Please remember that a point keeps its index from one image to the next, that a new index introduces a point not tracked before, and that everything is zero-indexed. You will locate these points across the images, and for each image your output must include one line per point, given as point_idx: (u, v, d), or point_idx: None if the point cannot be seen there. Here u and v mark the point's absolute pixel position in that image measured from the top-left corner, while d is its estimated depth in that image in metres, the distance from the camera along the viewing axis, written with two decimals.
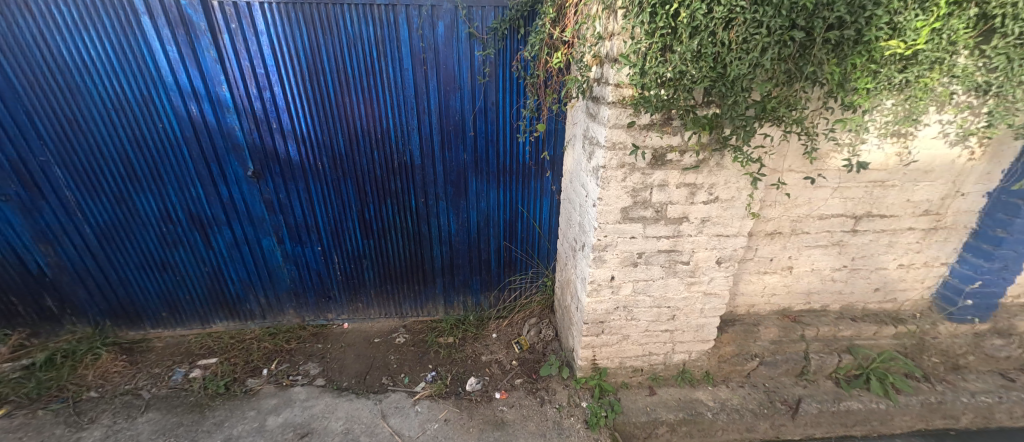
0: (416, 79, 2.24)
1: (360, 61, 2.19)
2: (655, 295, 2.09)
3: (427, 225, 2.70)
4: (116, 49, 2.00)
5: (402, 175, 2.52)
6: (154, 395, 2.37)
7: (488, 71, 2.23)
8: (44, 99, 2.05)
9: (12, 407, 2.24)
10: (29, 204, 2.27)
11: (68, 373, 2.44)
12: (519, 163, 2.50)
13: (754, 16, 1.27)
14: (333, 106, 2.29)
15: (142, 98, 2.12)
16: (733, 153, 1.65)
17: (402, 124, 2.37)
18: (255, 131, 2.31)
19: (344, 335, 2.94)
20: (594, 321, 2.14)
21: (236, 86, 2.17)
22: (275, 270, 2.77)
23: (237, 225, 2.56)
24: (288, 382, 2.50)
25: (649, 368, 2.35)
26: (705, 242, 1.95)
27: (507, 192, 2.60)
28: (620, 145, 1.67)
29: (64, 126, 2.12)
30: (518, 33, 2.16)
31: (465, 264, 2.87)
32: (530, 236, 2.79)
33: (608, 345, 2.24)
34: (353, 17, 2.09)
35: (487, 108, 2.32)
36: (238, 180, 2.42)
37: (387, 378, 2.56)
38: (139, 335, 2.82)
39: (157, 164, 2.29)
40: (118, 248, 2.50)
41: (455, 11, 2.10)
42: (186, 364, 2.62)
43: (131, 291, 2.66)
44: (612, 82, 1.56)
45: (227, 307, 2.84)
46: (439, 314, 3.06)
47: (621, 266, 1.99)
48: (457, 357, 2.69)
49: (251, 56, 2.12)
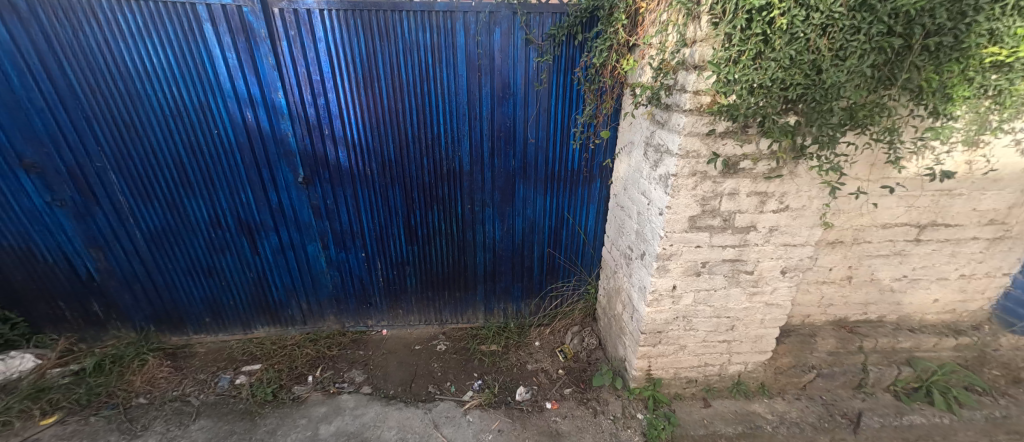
0: (470, 86, 2.24)
1: (415, 68, 2.18)
2: (716, 305, 2.05)
3: (472, 232, 2.68)
4: (178, 56, 2.00)
5: (450, 181, 2.51)
6: (203, 402, 2.36)
7: (542, 78, 2.21)
8: (104, 106, 2.05)
9: (65, 413, 2.23)
10: (84, 209, 2.28)
11: (117, 379, 2.44)
12: (569, 170, 2.48)
13: (854, 22, 1.23)
14: (386, 112, 2.29)
15: (199, 104, 2.12)
16: (813, 162, 1.61)
17: (453, 130, 2.36)
18: (308, 137, 2.31)
19: (384, 342, 2.92)
20: (652, 331, 2.10)
21: (292, 93, 2.18)
22: (318, 276, 2.76)
23: (284, 231, 2.56)
24: (334, 390, 2.48)
25: (704, 379, 2.31)
26: (771, 251, 1.91)
27: (554, 198, 2.58)
28: (694, 153, 1.64)
29: (122, 132, 2.13)
30: (575, 39, 2.14)
31: (508, 271, 2.84)
32: (575, 244, 2.76)
33: (664, 356, 2.19)
34: (411, 23, 2.08)
35: (539, 114, 2.31)
36: (288, 186, 2.42)
37: (433, 386, 2.53)
38: (181, 340, 2.82)
39: (210, 170, 2.29)
40: (167, 254, 2.50)
41: (513, 17, 2.08)
42: (231, 371, 2.61)
43: (177, 296, 2.66)
44: (690, 89, 1.51)
45: (269, 313, 2.83)
46: (478, 320, 3.04)
47: (683, 276, 1.95)
48: (502, 366, 2.66)
49: (308, 63, 2.12)
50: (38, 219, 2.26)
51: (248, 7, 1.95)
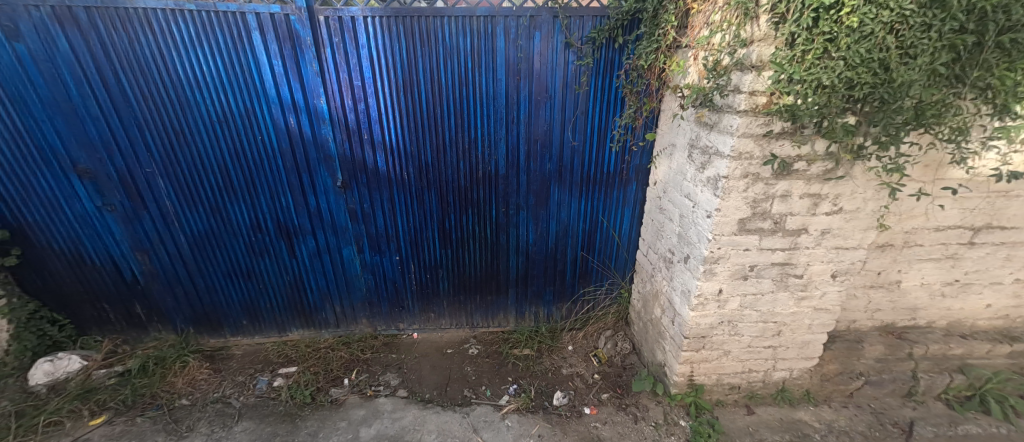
0: (508, 89, 2.24)
1: (455, 72, 2.20)
2: (762, 310, 2.00)
3: (506, 235, 2.68)
4: (226, 63, 2.05)
5: (485, 184, 2.51)
6: (244, 404, 2.39)
7: (581, 81, 2.21)
8: (155, 113, 2.11)
9: (112, 414, 2.27)
10: (132, 214, 2.33)
11: (159, 380, 2.48)
12: (605, 173, 2.46)
13: (925, 20, 1.21)
14: (424, 117, 2.31)
15: (245, 111, 2.17)
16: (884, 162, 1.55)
17: (489, 134, 2.36)
18: (347, 142, 2.34)
19: (416, 345, 2.92)
20: (696, 336, 2.06)
21: (334, 98, 2.21)
22: (353, 279, 2.78)
23: (321, 235, 2.59)
24: (371, 393, 2.49)
25: (747, 386, 2.26)
26: (822, 254, 1.86)
27: (589, 201, 2.56)
28: (747, 154, 1.61)
29: (171, 139, 2.18)
30: (615, 42, 2.13)
31: (540, 274, 2.83)
32: (608, 247, 2.73)
33: (707, 362, 2.15)
34: (452, 29, 2.10)
35: (576, 118, 2.30)
36: (327, 190, 2.45)
37: (468, 390, 2.52)
38: (219, 343, 2.86)
39: (253, 174, 2.34)
40: (208, 257, 2.55)
41: (554, 20, 2.09)
42: (268, 373, 2.64)
43: (216, 299, 2.70)
44: (746, 90, 1.50)
45: (304, 316, 2.87)
46: (509, 324, 3.02)
47: (730, 279, 1.91)
48: (537, 370, 2.64)
49: (350, 68, 2.16)
50: (89, 223, 2.33)
51: (295, 15, 2.00)
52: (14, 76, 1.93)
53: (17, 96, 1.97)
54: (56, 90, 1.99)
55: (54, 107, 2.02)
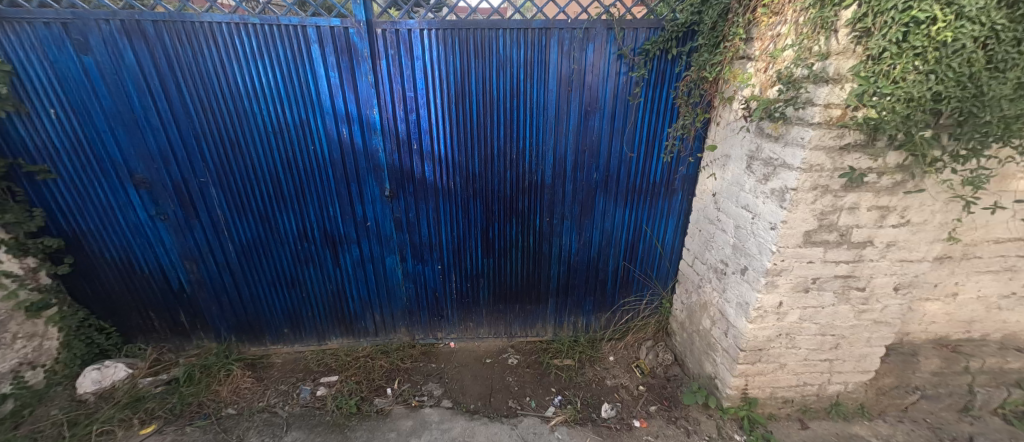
0: (558, 100, 2.25)
1: (507, 84, 2.21)
2: (822, 322, 1.98)
3: (549, 244, 2.68)
4: (286, 76, 2.10)
5: (531, 194, 2.51)
6: (290, 413, 2.39)
7: (632, 92, 2.21)
8: (213, 124, 2.15)
9: (162, 423, 2.27)
10: (184, 223, 2.36)
11: (205, 389, 2.48)
12: (650, 182, 2.46)
13: (1015, 35, 1.17)
14: (473, 127, 2.33)
15: (300, 121, 2.22)
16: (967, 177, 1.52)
17: (537, 144, 2.37)
18: (396, 152, 2.36)
19: (454, 355, 2.91)
20: (753, 349, 2.03)
21: (385, 109, 2.25)
22: (394, 288, 2.78)
23: (366, 243, 2.61)
24: (415, 403, 2.48)
25: (801, 399, 2.23)
26: (886, 267, 1.85)
27: (634, 211, 2.56)
28: (818, 166, 1.60)
29: (227, 149, 2.22)
30: (668, 54, 2.13)
31: (581, 284, 2.82)
32: (650, 257, 2.72)
33: (762, 374, 2.12)
34: (506, 41, 2.12)
35: (624, 128, 2.31)
36: (374, 199, 2.47)
37: (513, 401, 2.50)
38: (260, 351, 2.87)
39: (303, 183, 2.37)
40: (255, 266, 2.57)
41: (608, 32, 2.10)
42: (310, 382, 2.64)
43: (259, 307, 2.71)
44: (820, 103, 1.50)
45: (344, 324, 2.87)
46: (547, 334, 3.01)
47: (792, 292, 1.88)
48: (580, 381, 2.61)
49: (403, 80, 2.19)
50: (141, 231, 2.35)
51: (354, 28, 2.04)
52: (81, 88, 1.97)
53: (82, 108, 2.01)
54: (120, 101, 2.02)
55: (117, 118, 2.06)
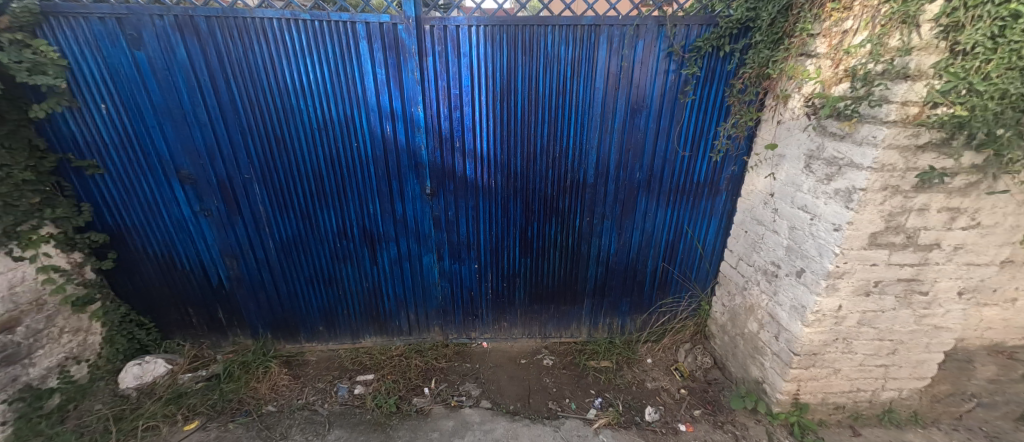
0: (605, 98, 2.22)
1: (553, 81, 2.18)
2: (881, 327, 1.93)
3: (587, 245, 2.64)
4: (333, 72, 2.09)
5: (572, 193, 2.48)
6: (330, 411, 2.39)
7: (681, 89, 2.17)
8: (260, 121, 2.15)
9: (205, 419, 2.27)
10: (226, 219, 2.36)
11: (244, 386, 2.48)
12: (695, 182, 2.42)
13: None
14: (517, 125, 2.30)
15: (345, 118, 2.21)
16: None
17: (582, 142, 2.34)
18: (438, 150, 2.34)
19: (488, 355, 2.89)
20: (808, 353, 1.99)
21: (430, 106, 2.23)
22: (430, 287, 2.76)
23: (404, 242, 2.59)
24: (455, 403, 2.46)
25: (852, 406, 2.18)
26: (951, 271, 1.80)
27: (676, 211, 2.52)
28: (890, 166, 1.55)
29: (272, 145, 2.22)
30: (720, 51, 2.09)
31: (618, 285, 2.78)
32: (690, 258, 2.67)
33: (815, 380, 2.08)
34: (555, 37, 2.09)
35: (671, 127, 2.27)
36: (414, 197, 2.46)
37: (553, 403, 2.47)
38: (294, 349, 2.87)
39: (345, 180, 2.36)
40: (294, 263, 2.56)
41: (659, 29, 2.06)
42: (347, 380, 2.63)
43: (296, 305, 2.71)
44: (897, 100, 1.44)
45: (379, 322, 2.86)
46: (582, 335, 2.97)
47: (852, 295, 1.83)
48: (620, 383, 2.57)
49: (449, 77, 2.17)
50: (184, 228, 2.36)
51: (403, 24, 2.03)
52: (132, 83, 1.97)
53: (132, 103, 2.01)
54: (170, 97, 2.02)
55: (166, 113, 2.05)
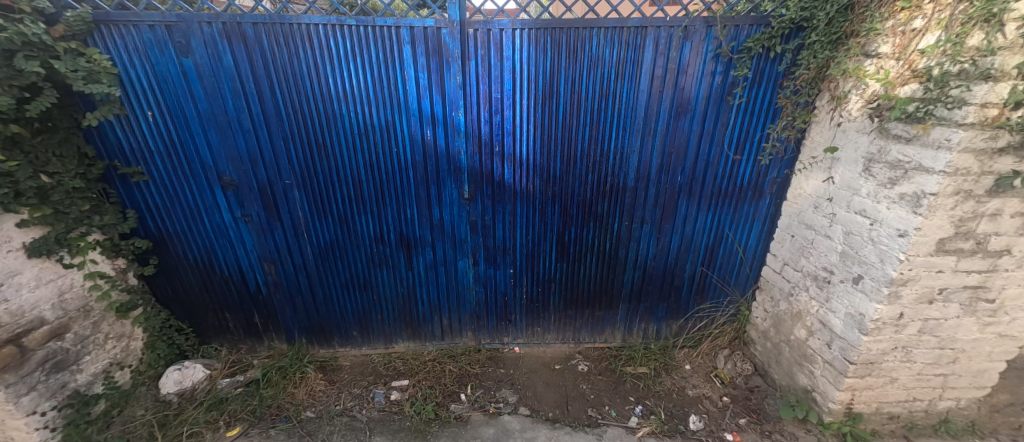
0: (649, 101, 2.18)
1: (596, 84, 2.15)
2: (943, 336, 1.87)
3: (625, 249, 2.60)
4: (376, 77, 2.08)
5: (611, 197, 2.44)
6: (370, 418, 2.38)
7: (728, 91, 2.13)
8: (302, 126, 2.14)
9: (247, 425, 2.27)
10: (266, 225, 2.36)
11: (282, 391, 2.48)
12: (738, 186, 2.37)
13: None
14: (558, 128, 2.27)
15: (386, 123, 2.19)
16: None
17: (623, 146, 2.30)
18: (477, 154, 2.32)
19: (522, 360, 2.86)
20: (865, 362, 1.93)
21: (471, 110, 2.21)
22: (464, 292, 2.74)
23: (440, 246, 2.57)
24: (493, 410, 2.44)
25: (907, 415, 2.12)
26: (1020, 278, 1.74)
27: (717, 215, 2.47)
28: (964, 170, 1.49)
29: (312, 151, 2.21)
30: (770, 52, 2.03)
31: (655, 290, 2.74)
32: (730, 263, 2.62)
33: (870, 389, 2.02)
34: (600, 40, 2.05)
35: (715, 129, 2.22)
36: (452, 202, 2.44)
37: (592, 410, 2.44)
38: (328, 353, 2.86)
39: (384, 185, 2.35)
40: (330, 268, 2.56)
41: (707, 30, 2.02)
42: (383, 385, 2.61)
43: (331, 310, 2.70)
44: (976, 102, 1.39)
45: (412, 327, 2.84)
46: (616, 340, 2.93)
47: (915, 303, 1.78)
48: (660, 390, 2.53)
49: (491, 81, 2.15)
50: (224, 233, 2.36)
51: (447, 28, 2.01)
52: (178, 91, 1.98)
53: (178, 110, 2.02)
54: (215, 104, 2.02)
55: (211, 120, 2.06)
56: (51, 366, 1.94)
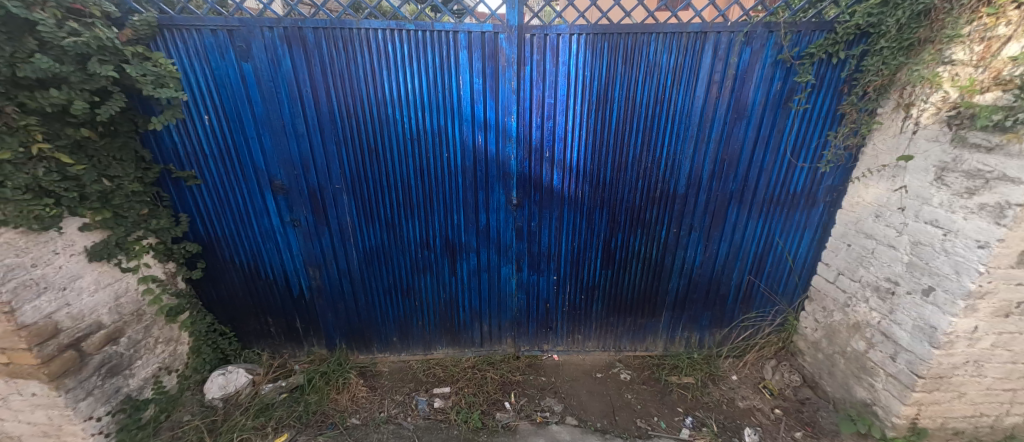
0: (705, 107, 2.15)
1: (652, 90, 2.12)
2: (1016, 350, 1.83)
3: (672, 257, 2.57)
4: (431, 82, 2.07)
5: (661, 204, 2.41)
6: (416, 426, 2.35)
7: (786, 98, 2.10)
8: (355, 131, 2.13)
9: (295, 432, 2.25)
10: (313, 229, 2.35)
11: (325, 398, 2.45)
12: (791, 193, 2.33)
13: None
14: (611, 134, 2.24)
15: (438, 129, 2.18)
16: None
17: (675, 152, 2.27)
18: (527, 160, 2.30)
19: (562, 368, 2.81)
20: (934, 376, 1.89)
21: (523, 116, 2.19)
22: (506, 298, 2.71)
23: (484, 252, 2.55)
24: (540, 420, 2.40)
25: (972, 431, 2.07)
26: None
27: (769, 223, 2.43)
28: None
29: (364, 156, 2.20)
30: (832, 58, 2.00)
31: (700, 298, 2.69)
32: (778, 271, 2.57)
33: (937, 404, 1.97)
34: (658, 45, 2.03)
35: (771, 136, 2.19)
36: (499, 208, 2.41)
37: (641, 420, 2.40)
38: (367, 359, 2.83)
39: (432, 190, 2.34)
40: (374, 273, 2.54)
41: (769, 35, 1.98)
42: (424, 393, 2.58)
43: (372, 315, 2.68)
44: None
45: (452, 333, 2.82)
46: (657, 349, 2.89)
47: (991, 317, 1.73)
48: (708, 401, 2.48)
49: (545, 86, 2.12)
50: (272, 238, 2.35)
51: (505, 33, 1.99)
52: (236, 95, 1.97)
53: (235, 115, 2.02)
54: (271, 108, 2.02)
55: (266, 124, 2.06)
56: (107, 371, 1.93)
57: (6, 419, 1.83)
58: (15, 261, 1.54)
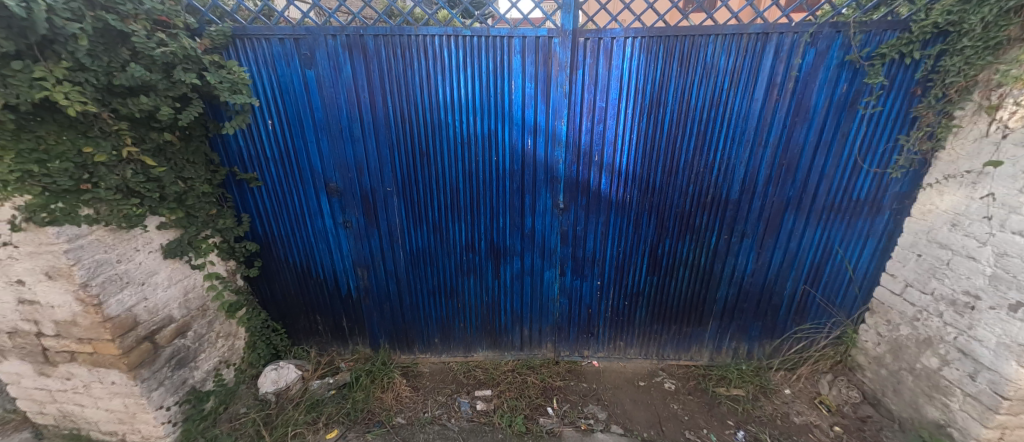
0: (763, 110, 2.08)
1: (707, 93, 2.07)
2: None
3: (721, 264, 2.49)
4: (483, 87, 2.09)
5: (712, 210, 2.35)
6: (460, 428, 2.36)
7: (852, 100, 2.01)
8: (408, 135, 2.17)
9: (344, 429, 2.30)
10: (364, 231, 2.41)
11: (371, 396, 2.50)
12: (854, 199, 2.23)
13: None
14: (662, 138, 2.20)
15: (488, 133, 2.20)
16: None
17: (729, 157, 2.20)
18: (576, 164, 2.28)
19: (603, 375, 2.76)
20: (1021, 398, 1.75)
21: (573, 119, 2.18)
22: (548, 303, 2.69)
23: (528, 256, 2.54)
24: (585, 427, 2.37)
25: None
26: None
27: (828, 231, 2.32)
28: None
29: (415, 160, 2.24)
30: (905, 58, 1.91)
31: (751, 307, 2.60)
32: (837, 281, 2.45)
33: (1023, 427, 1.84)
34: (716, 47, 1.98)
35: (834, 140, 2.11)
36: (545, 211, 2.41)
37: (689, 432, 2.33)
38: (408, 359, 2.87)
39: (479, 194, 2.35)
40: (420, 275, 2.58)
41: (835, 35, 1.91)
42: (466, 395, 2.59)
43: (416, 316, 2.72)
44: None
45: (493, 336, 2.82)
46: (702, 359, 2.81)
47: None
48: (761, 416, 2.38)
49: (596, 90, 2.11)
50: (324, 238, 2.43)
51: (559, 38, 1.99)
52: (298, 100, 2.05)
53: (296, 119, 2.10)
54: (331, 112, 2.09)
55: (325, 129, 2.13)
56: (176, 363, 2.02)
57: (86, 404, 1.96)
58: (103, 257, 1.65)
